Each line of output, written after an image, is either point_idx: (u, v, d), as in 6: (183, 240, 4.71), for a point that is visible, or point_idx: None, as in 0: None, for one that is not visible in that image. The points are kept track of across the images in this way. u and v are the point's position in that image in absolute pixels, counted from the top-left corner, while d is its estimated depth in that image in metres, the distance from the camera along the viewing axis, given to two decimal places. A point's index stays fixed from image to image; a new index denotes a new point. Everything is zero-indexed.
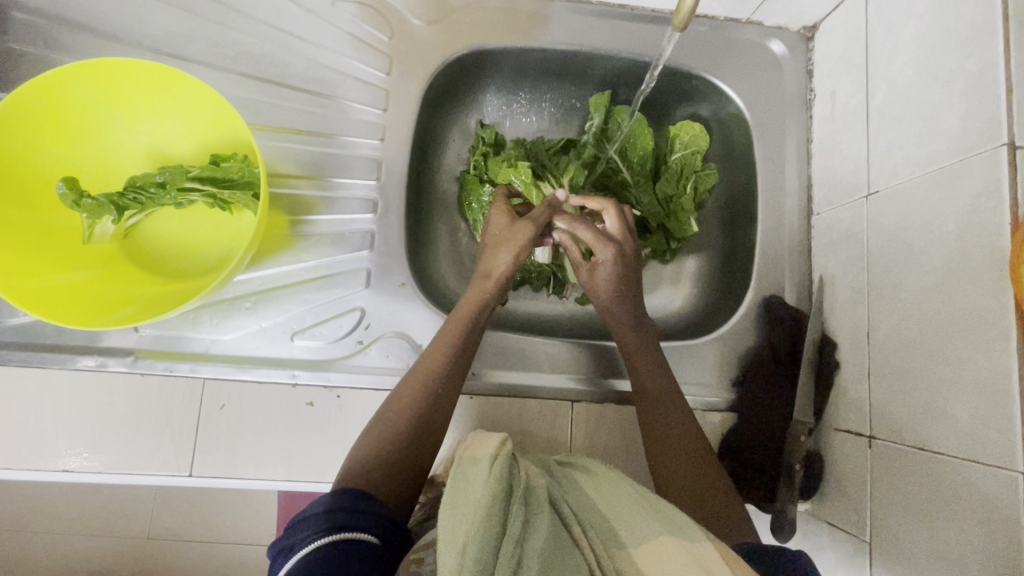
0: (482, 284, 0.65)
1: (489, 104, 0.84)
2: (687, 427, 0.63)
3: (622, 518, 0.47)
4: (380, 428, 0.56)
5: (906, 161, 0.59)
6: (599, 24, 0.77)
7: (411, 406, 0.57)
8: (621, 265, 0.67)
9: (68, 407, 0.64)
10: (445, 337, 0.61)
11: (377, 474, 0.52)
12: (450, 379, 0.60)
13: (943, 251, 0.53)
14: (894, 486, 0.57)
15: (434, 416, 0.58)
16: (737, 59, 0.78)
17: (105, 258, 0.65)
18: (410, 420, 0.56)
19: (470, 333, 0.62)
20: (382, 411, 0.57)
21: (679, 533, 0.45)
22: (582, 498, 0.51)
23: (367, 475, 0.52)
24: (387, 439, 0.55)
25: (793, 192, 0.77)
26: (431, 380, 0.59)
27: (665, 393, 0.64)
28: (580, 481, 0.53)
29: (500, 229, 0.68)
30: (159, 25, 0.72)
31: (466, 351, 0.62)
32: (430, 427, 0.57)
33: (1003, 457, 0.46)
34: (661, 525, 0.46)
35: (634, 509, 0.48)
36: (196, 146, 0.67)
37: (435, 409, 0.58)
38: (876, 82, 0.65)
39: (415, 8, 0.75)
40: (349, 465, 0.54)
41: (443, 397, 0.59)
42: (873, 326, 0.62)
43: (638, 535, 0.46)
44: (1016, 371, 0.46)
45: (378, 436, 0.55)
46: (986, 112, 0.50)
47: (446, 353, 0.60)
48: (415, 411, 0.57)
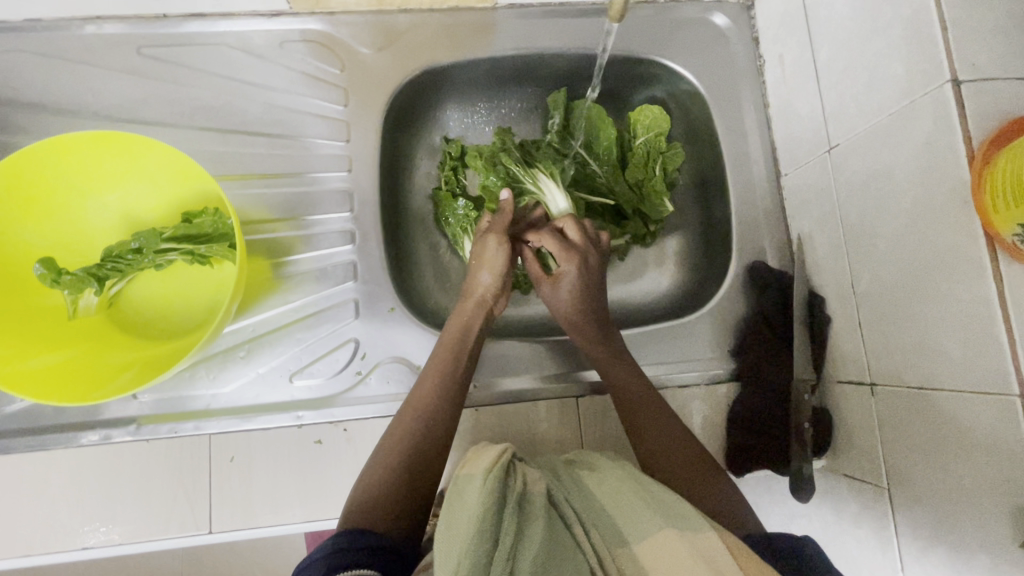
0: (464, 305, 0.67)
1: (451, 119, 0.85)
2: (673, 429, 0.63)
3: (626, 514, 0.48)
4: (381, 459, 0.56)
5: (860, 111, 0.60)
6: (544, 25, 0.78)
7: (410, 437, 0.57)
8: (582, 278, 0.67)
9: (78, 485, 0.64)
10: (434, 366, 0.62)
11: (384, 506, 0.52)
12: (445, 404, 0.60)
13: (909, 192, 0.54)
14: (902, 428, 0.58)
15: (436, 444, 0.57)
16: (683, 38, 0.80)
17: (94, 331, 0.65)
18: (409, 452, 0.56)
19: (458, 358, 0.62)
20: (381, 444, 0.58)
21: (682, 526, 0.45)
22: (588, 497, 0.51)
23: (374, 508, 0.52)
24: (391, 468, 0.55)
25: (758, 158, 0.78)
26: (425, 411, 0.59)
27: (642, 395, 0.65)
28: (586, 478, 0.53)
29: (480, 246, 0.69)
30: (113, 93, 0.72)
31: (459, 377, 0.62)
32: (433, 454, 0.57)
33: (996, 382, 0.47)
34: (664, 519, 0.46)
35: (637, 506, 0.48)
36: (168, 207, 0.67)
37: (434, 438, 0.58)
38: (819, 39, 0.66)
39: (363, 38, 0.76)
40: (353, 499, 0.54)
41: (438, 425, 0.58)
42: (856, 276, 0.63)
43: (641, 531, 0.46)
44: (996, 297, 0.47)
45: (381, 468, 0.55)
46: (926, 52, 0.51)
47: (436, 381, 0.60)
48: (415, 440, 0.57)
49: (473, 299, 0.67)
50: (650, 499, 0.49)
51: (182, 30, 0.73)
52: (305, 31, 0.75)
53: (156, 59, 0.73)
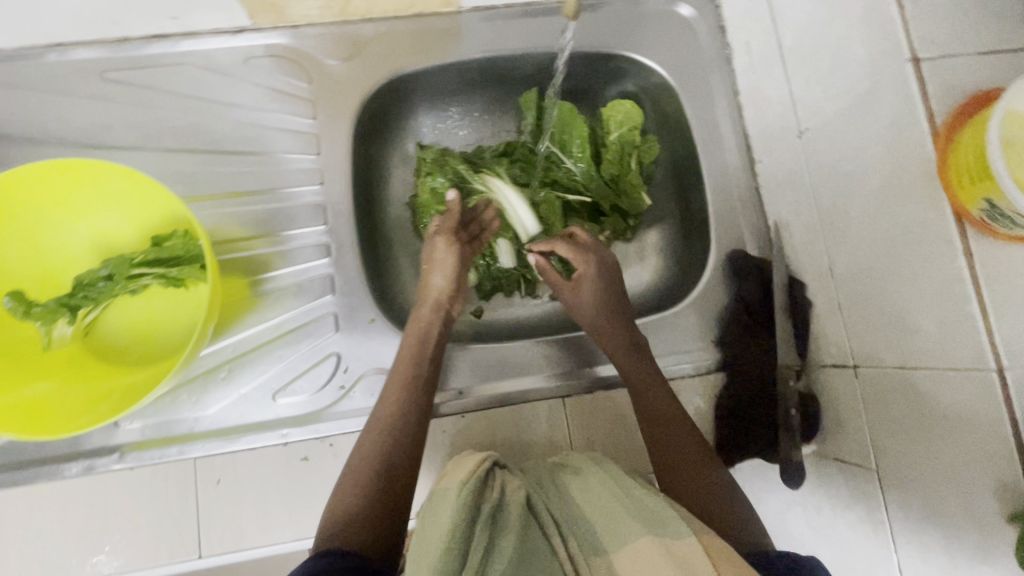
0: (420, 313, 0.67)
1: (424, 125, 0.84)
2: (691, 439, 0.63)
3: (607, 522, 0.49)
4: (352, 475, 0.55)
5: (826, 94, 0.60)
6: (510, 26, 0.78)
7: (378, 450, 0.56)
8: (601, 278, 0.71)
9: (64, 518, 0.63)
10: (399, 375, 0.62)
11: (358, 522, 0.51)
12: (413, 415, 0.59)
13: (878, 173, 0.54)
14: (886, 409, 0.58)
15: (406, 454, 0.57)
16: (650, 31, 0.79)
17: (71, 361, 0.64)
18: (377, 468, 0.55)
19: (420, 367, 0.63)
20: (350, 462, 0.57)
21: (663, 533, 0.46)
22: (568, 503, 0.52)
23: (348, 525, 0.51)
24: (362, 483, 0.54)
25: (731, 146, 0.78)
26: (393, 421, 0.58)
27: (661, 402, 0.65)
28: (569, 483, 0.54)
29: (430, 251, 0.71)
30: (79, 119, 0.72)
31: (424, 383, 0.62)
32: (404, 466, 0.56)
33: (973, 359, 0.47)
34: (646, 526, 0.47)
35: (621, 516, 0.48)
36: (138, 232, 0.67)
37: (404, 446, 0.57)
38: (783, 25, 0.66)
39: (328, 50, 0.75)
40: (328, 519, 0.52)
41: (406, 438, 0.58)
42: (833, 258, 0.63)
43: (623, 539, 0.46)
44: (967, 273, 0.47)
45: (352, 482, 0.54)
46: (885, 32, 0.51)
47: (401, 390, 0.61)
48: (383, 453, 0.56)
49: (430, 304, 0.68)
50: (631, 504, 0.49)
51: (144, 51, 0.73)
52: (269, 46, 0.75)
53: (120, 82, 0.72)
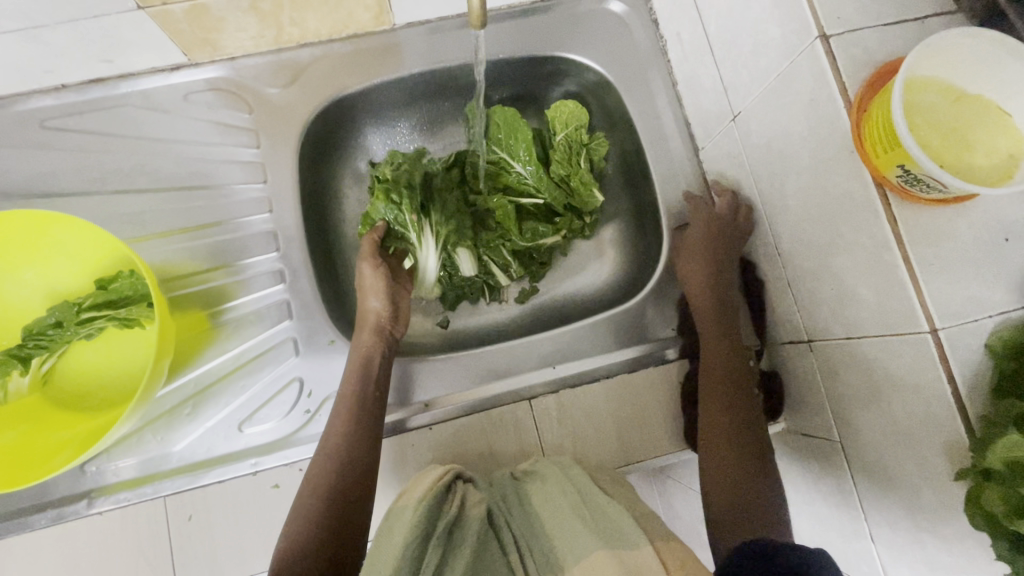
0: (360, 336, 0.68)
1: (373, 143, 0.84)
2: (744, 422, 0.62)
3: (564, 534, 0.49)
4: (299, 509, 0.57)
5: (752, 77, 0.61)
6: (446, 38, 0.78)
7: (324, 483, 0.58)
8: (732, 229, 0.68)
9: (37, 570, 0.63)
10: (343, 405, 0.64)
11: (306, 556, 0.53)
12: (359, 438, 0.61)
13: (805, 149, 0.55)
14: (841, 380, 0.58)
15: (354, 479, 0.59)
16: (585, 30, 0.80)
17: (29, 412, 0.64)
18: (325, 495, 0.57)
19: (363, 389, 0.64)
20: (301, 492, 0.59)
21: (616, 545, 0.46)
22: (528, 516, 0.54)
23: (295, 559, 0.53)
24: (309, 516, 0.56)
25: (675, 136, 0.79)
26: (339, 450, 0.60)
27: (727, 364, 0.65)
28: (532, 492, 0.55)
29: (360, 278, 0.72)
30: (23, 169, 0.72)
31: (369, 408, 0.63)
32: (352, 491, 0.58)
33: (910, 322, 0.47)
34: (601, 538, 0.47)
35: (577, 528, 0.49)
36: (86, 276, 0.67)
37: (349, 476, 0.59)
38: (706, 13, 0.67)
39: (268, 79, 0.76)
40: (278, 552, 0.55)
41: (354, 462, 0.59)
42: (778, 236, 0.64)
43: (578, 552, 0.46)
44: (893, 239, 0.47)
45: (300, 514, 0.56)
46: (794, 12, 0.52)
47: (346, 417, 0.62)
48: (331, 479, 0.58)
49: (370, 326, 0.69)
50: (588, 515, 0.51)
51: (84, 97, 0.73)
52: (209, 80, 0.75)
53: (62, 129, 0.73)
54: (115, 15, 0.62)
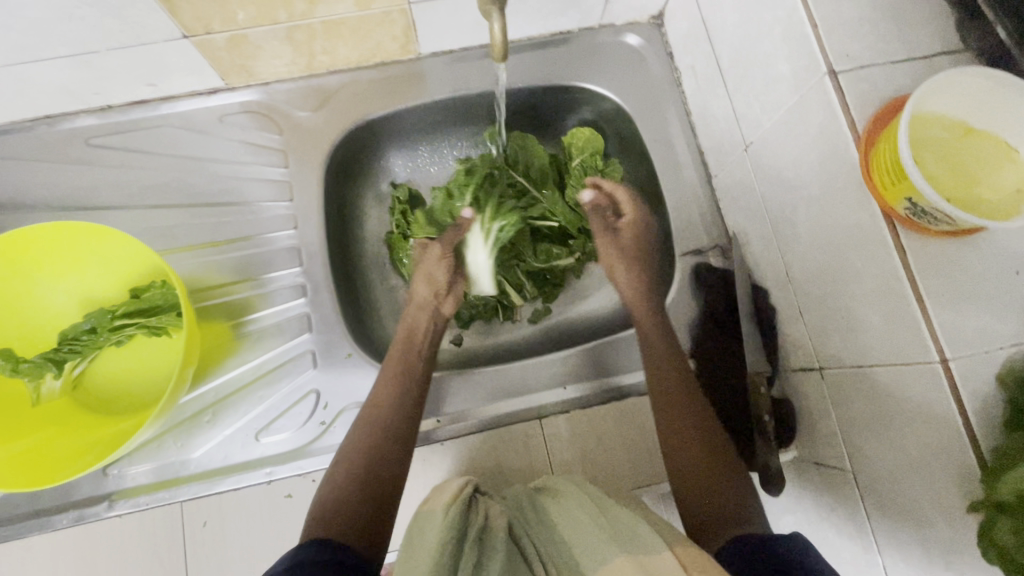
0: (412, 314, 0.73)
1: (395, 165, 0.88)
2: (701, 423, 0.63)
3: (580, 542, 0.49)
4: (341, 464, 0.60)
5: (763, 109, 0.63)
6: (469, 67, 0.82)
7: (368, 441, 0.61)
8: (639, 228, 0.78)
9: (57, 568, 0.65)
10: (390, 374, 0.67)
11: (345, 520, 0.55)
12: (403, 405, 0.64)
13: (815, 179, 0.56)
14: (853, 409, 0.58)
15: (394, 442, 0.62)
16: (602, 62, 0.84)
17: (59, 414, 0.67)
18: (367, 452, 0.60)
19: (410, 362, 0.68)
20: (343, 450, 0.62)
21: (635, 550, 0.46)
22: (546, 525, 0.54)
23: (337, 521, 0.54)
24: (350, 479, 0.58)
25: (688, 163, 0.81)
26: (387, 414, 0.63)
27: (662, 353, 0.68)
28: (547, 506, 0.56)
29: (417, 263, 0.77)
30: (67, 184, 0.76)
31: (416, 379, 0.67)
32: (391, 452, 0.61)
33: (919, 352, 0.48)
34: (618, 543, 0.47)
35: (595, 534, 0.49)
36: (121, 285, 0.70)
37: (393, 443, 0.61)
38: (720, 48, 0.70)
39: (298, 103, 0.80)
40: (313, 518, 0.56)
41: (396, 426, 0.63)
42: (788, 263, 0.65)
43: (597, 559, 0.47)
44: (901, 269, 0.48)
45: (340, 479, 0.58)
46: (804, 50, 0.54)
47: (392, 384, 0.66)
48: (373, 440, 0.61)
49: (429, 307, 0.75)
50: (604, 522, 0.50)
51: (127, 117, 0.78)
52: (243, 103, 0.80)
53: (105, 147, 0.77)
54: (162, 43, 0.67)
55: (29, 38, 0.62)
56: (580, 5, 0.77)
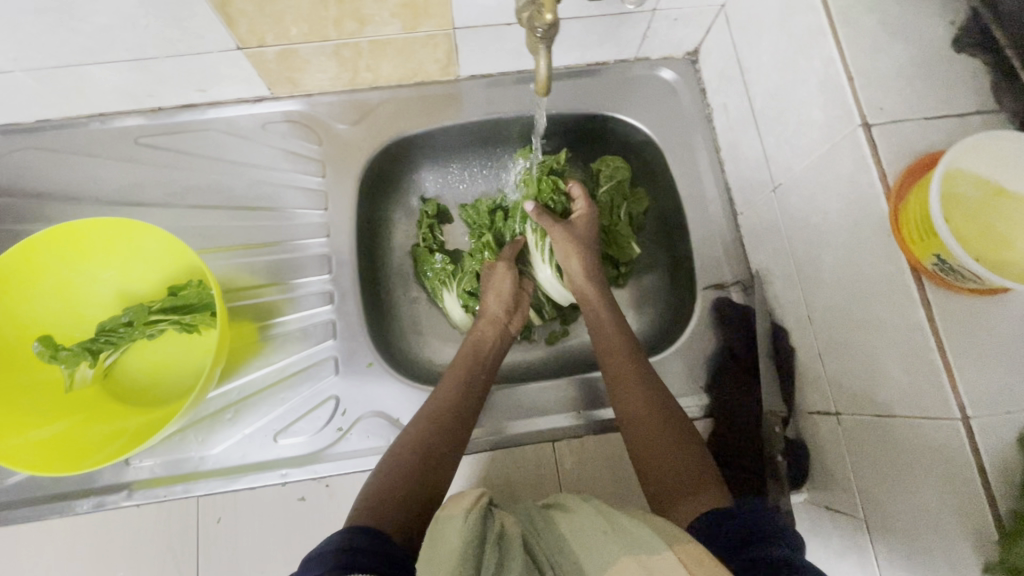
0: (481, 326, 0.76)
1: (426, 181, 0.90)
2: (654, 400, 0.67)
3: (583, 545, 0.50)
4: (394, 458, 0.63)
5: (794, 153, 0.64)
6: (505, 92, 0.84)
7: (425, 441, 0.64)
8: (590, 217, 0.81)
9: (74, 552, 0.66)
10: (453, 379, 0.70)
11: (391, 509, 0.58)
12: (463, 415, 0.67)
13: (843, 226, 0.57)
14: (869, 456, 0.58)
15: (448, 450, 0.64)
16: (635, 94, 0.85)
17: (89, 402, 0.69)
18: (422, 452, 0.63)
19: (474, 372, 0.71)
20: (398, 444, 0.65)
21: (635, 549, 0.47)
22: (559, 541, 0.52)
23: (385, 508, 0.57)
24: (400, 470, 0.61)
25: (714, 198, 0.82)
26: (447, 413, 0.66)
27: (631, 363, 0.70)
28: (556, 517, 0.56)
29: (490, 276, 0.80)
30: (113, 180, 0.79)
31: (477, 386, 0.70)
32: (445, 457, 0.63)
33: (941, 407, 0.48)
34: (619, 545, 0.48)
35: (598, 537, 0.50)
36: (158, 281, 0.73)
37: (450, 444, 0.64)
38: (754, 89, 0.71)
39: (339, 115, 0.82)
40: (360, 501, 0.59)
41: (454, 434, 0.65)
42: (811, 306, 0.65)
43: (600, 562, 0.48)
44: (927, 324, 0.49)
45: (393, 469, 0.62)
46: (839, 100, 0.55)
47: (455, 390, 0.69)
48: (430, 442, 0.64)
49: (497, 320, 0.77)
50: (607, 525, 0.51)
51: (174, 119, 0.81)
52: (286, 113, 0.82)
53: (151, 146, 0.80)
54: (217, 53, 0.70)
55: (94, 41, 0.65)
56: (618, 38, 0.79)
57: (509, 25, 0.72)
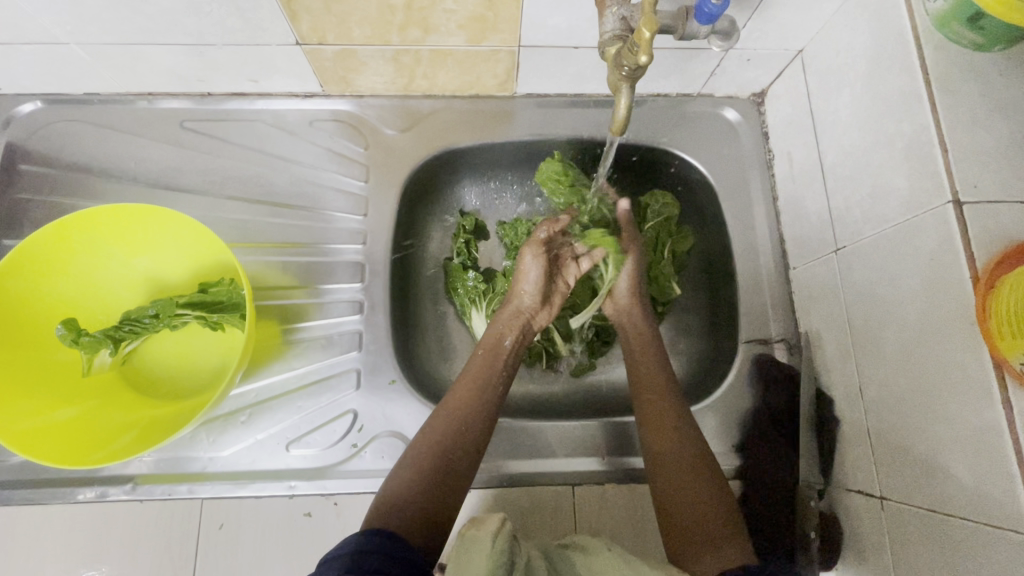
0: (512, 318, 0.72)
1: (467, 195, 0.87)
2: (685, 438, 0.64)
3: None
4: (413, 457, 0.61)
5: (866, 217, 0.61)
6: (561, 114, 0.81)
7: (442, 439, 0.62)
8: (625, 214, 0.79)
9: (70, 540, 0.64)
10: (474, 373, 0.68)
11: (409, 510, 0.57)
12: (482, 412, 0.65)
13: (915, 305, 0.54)
14: (914, 552, 0.54)
15: (466, 450, 0.62)
16: (695, 131, 0.82)
17: (105, 388, 0.67)
18: (437, 453, 0.61)
19: (497, 366, 0.69)
20: (418, 440, 0.63)
21: None
22: None
23: (400, 511, 0.56)
24: (418, 471, 0.60)
25: (766, 249, 0.78)
26: (466, 411, 0.64)
27: (656, 381, 0.69)
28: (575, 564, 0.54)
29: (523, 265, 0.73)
30: (154, 161, 0.78)
31: (498, 384, 0.68)
32: (462, 458, 0.62)
33: (1013, 519, 0.44)
34: None
35: None
36: (188, 273, 0.71)
37: (467, 445, 0.62)
38: (826, 143, 0.68)
39: (388, 120, 0.80)
40: (380, 499, 0.58)
41: (472, 432, 0.63)
42: (864, 379, 0.61)
43: None
44: (1007, 427, 0.45)
45: (411, 466, 0.60)
46: (928, 172, 0.52)
47: (476, 385, 0.66)
48: (448, 441, 0.62)
49: (525, 315, 0.73)
50: None
51: (221, 106, 0.80)
52: (335, 112, 0.80)
53: (195, 131, 0.79)
54: (275, 46, 0.68)
55: (154, 23, 0.63)
56: (685, 73, 0.77)
57: (576, 49, 0.69)
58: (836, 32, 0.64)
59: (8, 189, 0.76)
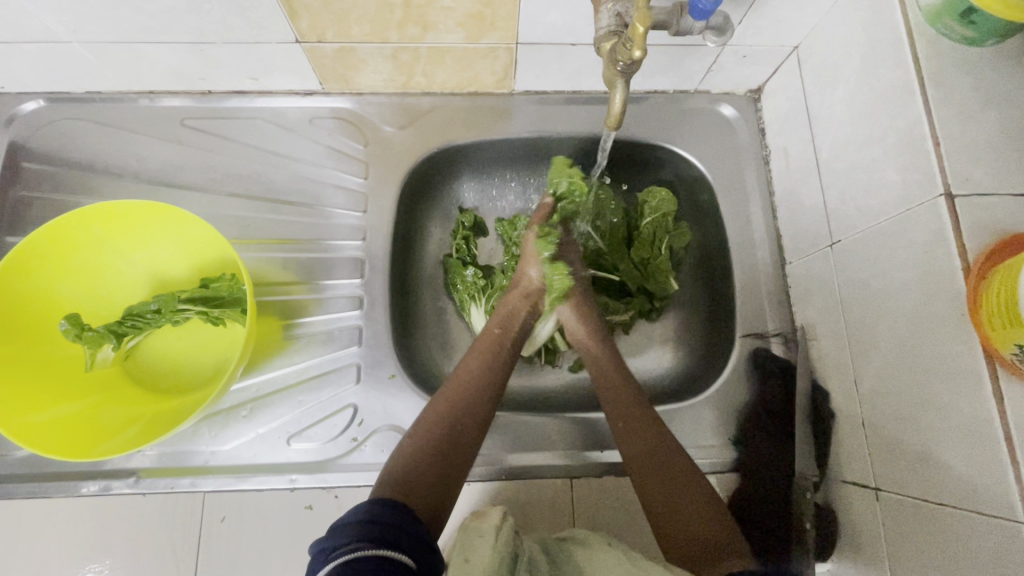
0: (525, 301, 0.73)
1: (466, 192, 0.88)
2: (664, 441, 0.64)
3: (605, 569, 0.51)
4: (421, 430, 0.62)
5: (860, 211, 0.61)
6: (559, 110, 0.82)
7: (450, 409, 0.63)
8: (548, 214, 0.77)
9: (74, 533, 0.65)
10: (482, 349, 0.69)
11: (418, 480, 0.58)
12: (492, 381, 0.66)
13: (908, 297, 0.54)
14: (908, 540, 0.55)
15: (475, 420, 0.63)
16: (692, 128, 0.83)
17: (108, 383, 0.68)
18: (446, 424, 0.62)
19: (507, 341, 0.70)
20: (424, 414, 0.64)
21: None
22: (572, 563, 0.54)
23: (410, 480, 0.58)
24: (425, 442, 0.61)
25: (762, 244, 0.79)
26: (473, 386, 0.65)
27: (618, 386, 0.68)
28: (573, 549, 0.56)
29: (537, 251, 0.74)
30: (155, 158, 0.78)
31: (505, 360, 0.69)
32: (470, 429, 0.63)
33: (1004, 506, 0.45)
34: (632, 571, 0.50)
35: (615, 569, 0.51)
36: (189, 269, 0.72)
37: (476, 418, 0.64)
38: (821, 138, 0.68)
39: (388, 118, 0.81)
40: (390, 467, 0.60)
41: (482, 402, 0.65)
42: (859, 371, 0.62)
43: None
44: (997, 416, 0.46)
45: (419, 437, 0.62)
46: (920, 165, 0.52)
47: (483, 360, 0.68)
48: (457, 412, 0.63)
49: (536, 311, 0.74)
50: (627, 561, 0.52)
51: (222, 104, 0.80)
52: (334, 109, 0.81)
53: (196, 129, 0.80)
54: (275, 44, 0.69)
55: (155, 21, 0.64)
56: (681, 69, 0.77)
57: (573, 46, 0.70)
58: (831, 28, 0.65)
59: (11, 187, 0.77)
